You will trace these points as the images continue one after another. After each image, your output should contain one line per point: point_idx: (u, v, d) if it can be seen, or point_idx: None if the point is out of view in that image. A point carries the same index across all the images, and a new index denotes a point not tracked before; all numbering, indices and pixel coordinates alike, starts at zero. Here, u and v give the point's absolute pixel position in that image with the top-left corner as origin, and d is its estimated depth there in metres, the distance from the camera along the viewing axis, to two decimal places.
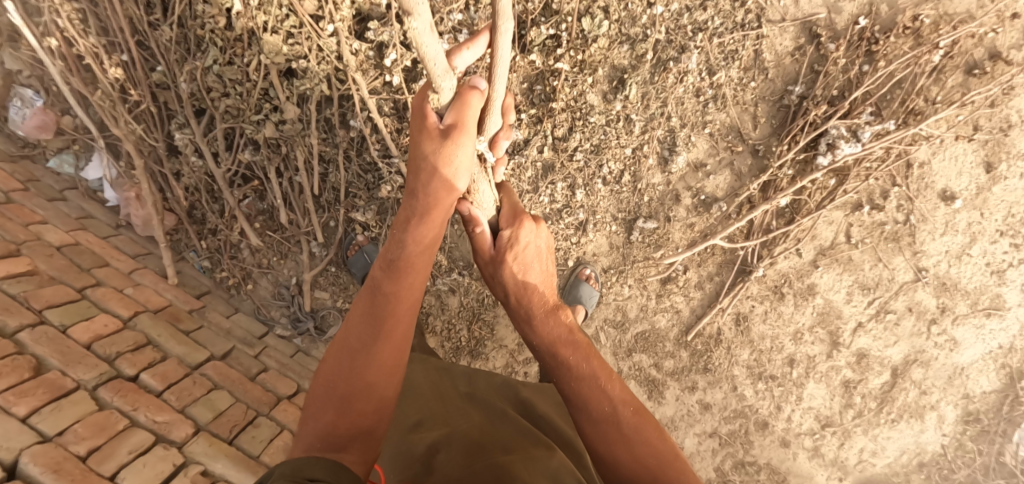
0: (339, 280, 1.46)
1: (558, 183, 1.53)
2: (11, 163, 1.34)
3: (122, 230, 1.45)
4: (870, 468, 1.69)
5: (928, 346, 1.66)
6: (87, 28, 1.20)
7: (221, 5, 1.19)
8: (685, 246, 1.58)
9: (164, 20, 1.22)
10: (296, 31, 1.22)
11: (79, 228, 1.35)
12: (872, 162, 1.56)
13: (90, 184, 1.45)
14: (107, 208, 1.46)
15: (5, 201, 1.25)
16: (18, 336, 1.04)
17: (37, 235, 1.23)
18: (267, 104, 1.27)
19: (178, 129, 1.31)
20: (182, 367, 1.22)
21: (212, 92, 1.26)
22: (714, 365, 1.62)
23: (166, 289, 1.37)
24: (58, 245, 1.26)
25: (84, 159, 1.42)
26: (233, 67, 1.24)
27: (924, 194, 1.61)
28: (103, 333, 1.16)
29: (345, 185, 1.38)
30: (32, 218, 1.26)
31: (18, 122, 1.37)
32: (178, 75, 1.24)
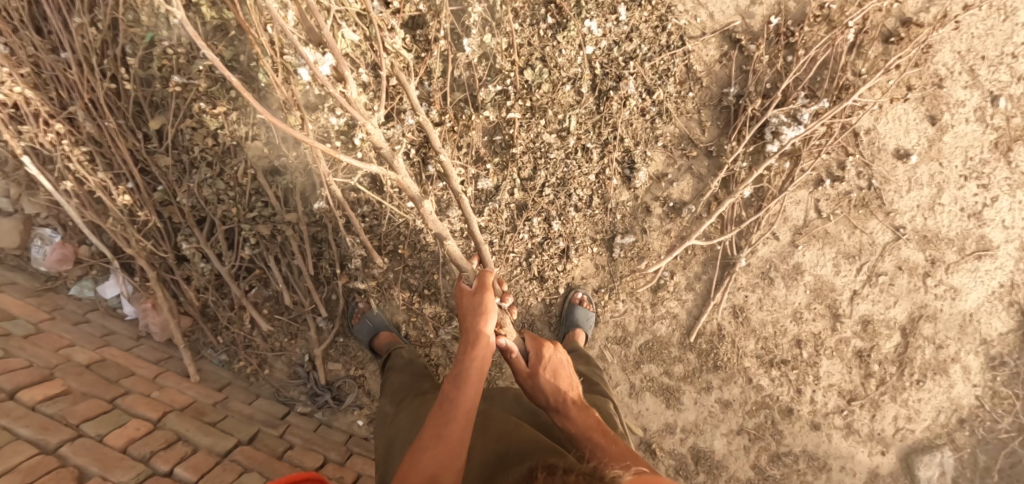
0: (348, 349, 1.54)
1: (534, 219, 1.59)
2: (38, 296, 1.52)
3: (142, 340, 1.56)
4: (910, 435, 1.66)
5: (929, 300, 1.67)
6: (95, 167, 1.38)
7: (204, 125, 1.36)
8: (665, 252, 1.65)
9: (159, 146, 1.39)
10: (272, 136, 1.39)
11: (104, 344, 1.48)
12: (820, 139, 1.66)
13: (109, 302, 1.59)
14: (126, 321, 1.59)
15: (36, 332, 1.40)
16: (60, 450, 1.14)
17: (66, 358, 1.37)
18: (258, 201, 1.42)
19: (184, 239, 1.45)
20: (212, 456, 1.28)
21: (208, 201, 1.41)
22: (723, 362, 1.65)
23: (190, 388, 1.46)
24: (87, 363, 1.39)
25: (101, 280, 1.58)
26: (223, 175, 1.39)
27: (879, 157, 1.69)
28: (136, 435, 1.25)
29: (339, 259, 1.49)
30: (61, 342, 1.41)
31: (40, 259, 1.54)
32: (177, 191, 1.40)
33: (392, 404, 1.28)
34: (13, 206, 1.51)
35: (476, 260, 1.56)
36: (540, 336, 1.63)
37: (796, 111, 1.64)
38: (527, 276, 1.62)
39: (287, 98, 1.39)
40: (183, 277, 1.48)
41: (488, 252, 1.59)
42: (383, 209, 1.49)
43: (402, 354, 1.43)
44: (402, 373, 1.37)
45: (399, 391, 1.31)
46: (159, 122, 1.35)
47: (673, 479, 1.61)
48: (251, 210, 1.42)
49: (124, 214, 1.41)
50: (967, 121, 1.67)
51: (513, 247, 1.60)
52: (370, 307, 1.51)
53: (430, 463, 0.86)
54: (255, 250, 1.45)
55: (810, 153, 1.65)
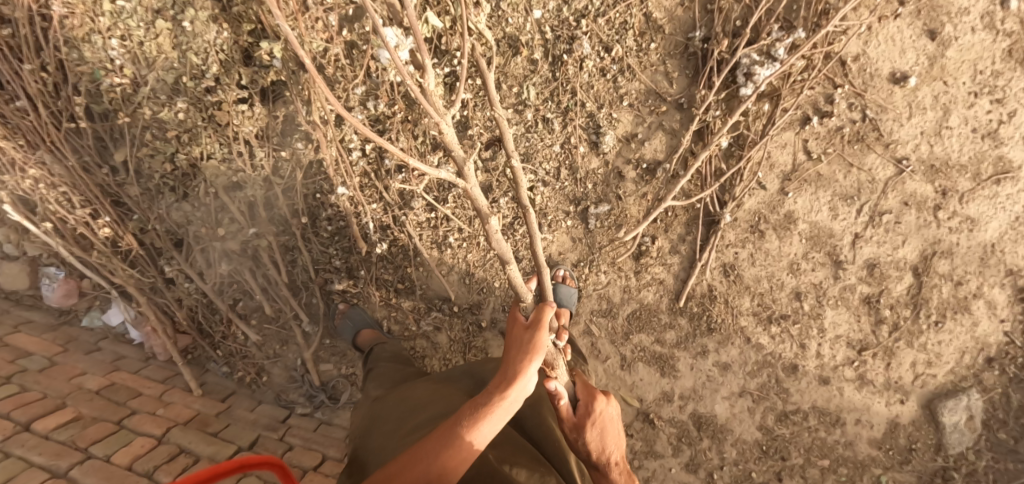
0: (336, 350, 1.57)
1: (501, 199, 1.59)
2: (55, 331, 1.63)
3: (151, 361, 1.64)
4: (931, 381, 1.54)
5: (943, 234, 1.53)
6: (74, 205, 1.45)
7: (164, 152, 1.40)
8: (642, 217, 1.60)
9: (126, 177, 1.43)
10: (229, 153, 1.41)
11: (114, 368, 1.57)
12: (801, 74, 1.54)
13: (117, 329, 1.68)
14: (135, 345, 1.67)
15: (50, 364, 1.50)
16: (70, 472, 1.24)
17: (78, 385, 1.47)
18: (224, 217, 1.45)
19: (167, 262, 1.51)
20: (213, 464, 1.34)
21: (181, 223, 1.46)
22: (717, 323, 1.59)
23: (196, 401, 1.53)
24: (97, 388, 1.48)
25: (105, 307, 1.67)
26: (188, 197, 1.44)
27: (873, 85, 1.54)
28: (141, 453, 1.33)
29: (313, 264, 1.53)
30: (74, 372, 1.51)
31: (50, 296, 1.63)
32: (151, 218, 1.45)
33: (379, 390, 1.29)
34: (19, 251, 1.60)
35: (447, 248, 1.56)
36: None
37: (771, 46, 1.51)
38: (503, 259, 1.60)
39: (234, 113, 1.39)
40: (172, 298, 1.54)
41: (459, 241, 1.56)
42: (348, 208, 1.50)
43: (388, 347, 1.45)
44: (385, 363, 1.39)
45: (381, 381, 1.33)
46: (121, 155, 1.39)
47: (675, 447, 1.58)
48: (220, 227, 1.45)
49: (108, 245, 1.48)
50: (972, 30, 1.48)
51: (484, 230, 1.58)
52: (350, 306, 1.54)
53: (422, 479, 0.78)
54: (230, 266, 1.49)
55: (791, 89, 1.54)
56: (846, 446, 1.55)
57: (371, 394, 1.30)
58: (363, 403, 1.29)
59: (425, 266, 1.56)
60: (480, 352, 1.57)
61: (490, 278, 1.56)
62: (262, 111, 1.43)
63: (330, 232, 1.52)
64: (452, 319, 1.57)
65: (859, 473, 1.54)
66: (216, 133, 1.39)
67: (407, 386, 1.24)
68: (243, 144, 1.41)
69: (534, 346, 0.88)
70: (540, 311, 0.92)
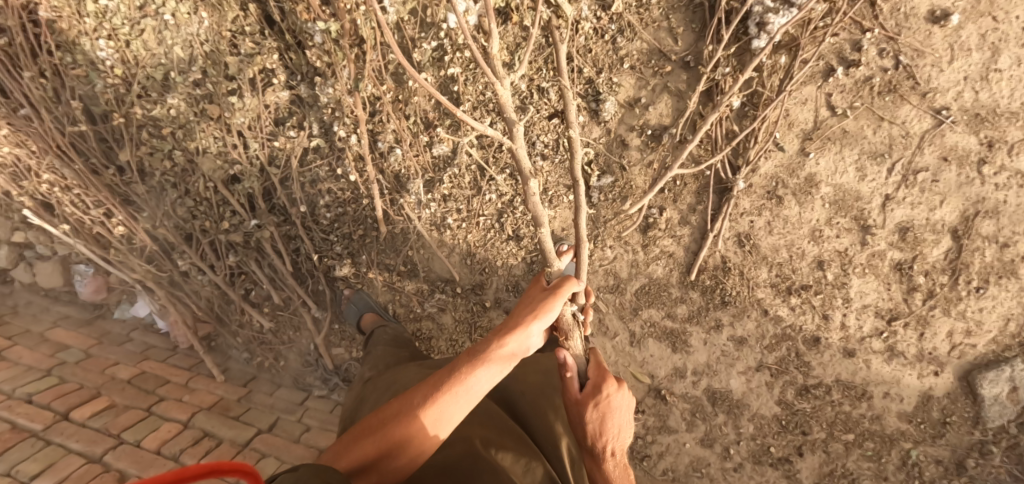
0: (346, 333, 1.60)
1: (497, 176, 1.53)
2: (90, 325, 1.71)
3: (178, 349, 1.70)
4: (970, 351, 1.42)
5: (987, 192, 1.38)
6: (86, 206, 1.49)
7: (162, 149, 1.42)
8: (649, 188, 1.53)
9: (131, 176, 1.46)
10: (224, 147, 1.42)
11: (144, 358, 1.64)
12: (823, 19, 1.39)
13: (146, 320, 1.74)
14: (163, 335, 1.73)
15: (85, 357, 1.58)
16: (105, 456, 1.31)
17: (111, 375, 1.54)
18: (226, 210, 1.48)
19: (179, 256, 1.53)
20: (236, 447, 1.42)
21: (186, 219, 1.49)
22: (732, 296, 1.52)
23: (219, 388, 1.60)
24: (128, 378, 1.55)
25: (132, 302, 1.72)
26: (189, 193, 1.46)
27: (907, 26, 1.37)
28: (168, 437, 1.39)
29: (316, 252, 1.55)
30: (106, 363, 1.58)
31: (84, 291, 1.71)
32: (157, 215, 1.49)
33: (374, 372, 1.32)
34: (49, 251, 1.67)
35: (447, 229, 1.55)
36: None
37: None
38: (505, 237, 1.56)
39: (224, 106, 1.38)
40: (188, 290, 1.59)
41: (458, 219, 1.55)
42: (343, 196, 1.51)
43: (387, 329, 1.49)
44: (383, 345, 1.41)
45: (377, 361, 1.36)
46: (123, 155, 1.42)
47: (689, 423, 1.54)
48: (224, 221, 1.48)
49: (123, 243, 1.53)
50: None
51: (483, 210, 1.55)
52: (354, 291, 1.57)
53: (406, 428, 0.79)
54: (240, 256, 1.53)
55: (811, 37, 1.40)
56: (873, 420, 1.47)
57: (366, 374, 1.33)
58: (357, 384, 1.32)
59: (424, 247, 1.56)
60: (486, 332, 1.56)
61: (488, 254, 1.57)
62: (252, 99, 1.40)
63: (329, 219, 1.53)
64: (456, 301, 1.57)
65: (888, 448, 1.46)
66: (209, 127, 1.40)
67: (397, 369, 1.25)
68: (236, 137, 1.41)
69: (542, 308, 0.87)
70: (561, 281, 0.89)
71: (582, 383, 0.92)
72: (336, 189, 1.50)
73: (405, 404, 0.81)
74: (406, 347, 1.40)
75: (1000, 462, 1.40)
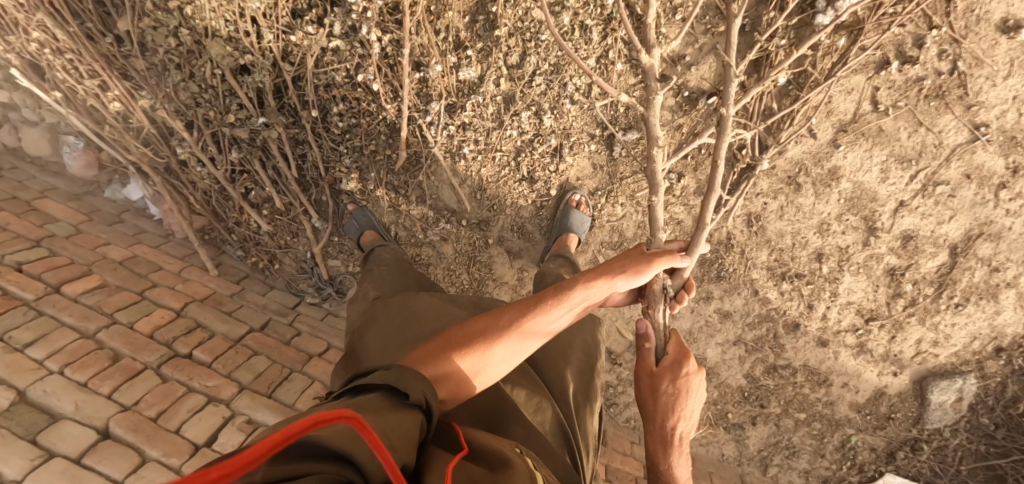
0: (344, 248, 1.61)
1: (522, 114, 1.48)
2: (79, 201, 1.66)
3: (171, 238, 1.70)
4: (931, 359, 1.52)
5: (996, 216, 1.40)
6: (81, 74, 1.38)
7: (168, 26, 1.29)
8: (672, 151, 1.50)
9: (132, 49, 1.35)
10: (236, 33, 1.30)
11: (136, 242, 1.62)
12: (894, 6, 1.31)
13: (138, 204, 1.72)
14: (155, 221, 1.72)
15: (75, 233, 1.55)
16: (98, 334, 1.34)
17: (103, 255, 1.52)
18: (233, 103, 1.39)
19: (179, 143, 1.47)
20: (229, 342, 1.46)
21: (189, 105, 1.40)
22: (728, 272, 1.55)
23: (213, 281, 1.61)
24: (120, 259, 1.54)
25: (124, 183, 1.70)
26: (195, 78, 1.36)
27: (975, 31, 1.31)
28: (162, 324, 1.43)
29: (323, 161, 1.51)
30: (97, 242, 1.55)
31: (71, 166, 1.66)
32: (159, 96, 1.39)
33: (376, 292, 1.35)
34: (38, 117, 1.62)
35: (461, 160, 1.53)
36: (531, 240, 1.59)
37: None
38: (517, 176, 1.55)
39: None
40: (185, 180, 1.55)
41: (473, 151, 1.52)
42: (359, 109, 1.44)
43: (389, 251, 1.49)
44: (385, 267, 1.43)
45: (379, 282, 1.38)
46: (125, 26, 1.30)
47: None
48: (230, 114, 1.40)
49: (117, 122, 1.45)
50: None
51: (501, 145, 1.52)
52: (358, 208, 1.55)
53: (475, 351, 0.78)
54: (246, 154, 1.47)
55: (876, 23, 1.33)
56: (826, 405, 1.58)
57: (368, 292, 1.36)
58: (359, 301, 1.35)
59: (436, 173, 1.55)
60: (484, 267, 1.59)
61: (498, 190, 1.56)
62: None
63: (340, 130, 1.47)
64: (460, 232, 1.58)
65: (833, 432, 1.59)
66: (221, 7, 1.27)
67: (405, 295, 1.28)
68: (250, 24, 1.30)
69: (638, 268, 0.91)
70: (663, 250, 0.93)
71: (660, 359, 0.95)
72: (351, 99, 1.43)
73: (478, 329, 0.81)
74: (408, 272, 1.41)
75: (927, 458, 1.55)
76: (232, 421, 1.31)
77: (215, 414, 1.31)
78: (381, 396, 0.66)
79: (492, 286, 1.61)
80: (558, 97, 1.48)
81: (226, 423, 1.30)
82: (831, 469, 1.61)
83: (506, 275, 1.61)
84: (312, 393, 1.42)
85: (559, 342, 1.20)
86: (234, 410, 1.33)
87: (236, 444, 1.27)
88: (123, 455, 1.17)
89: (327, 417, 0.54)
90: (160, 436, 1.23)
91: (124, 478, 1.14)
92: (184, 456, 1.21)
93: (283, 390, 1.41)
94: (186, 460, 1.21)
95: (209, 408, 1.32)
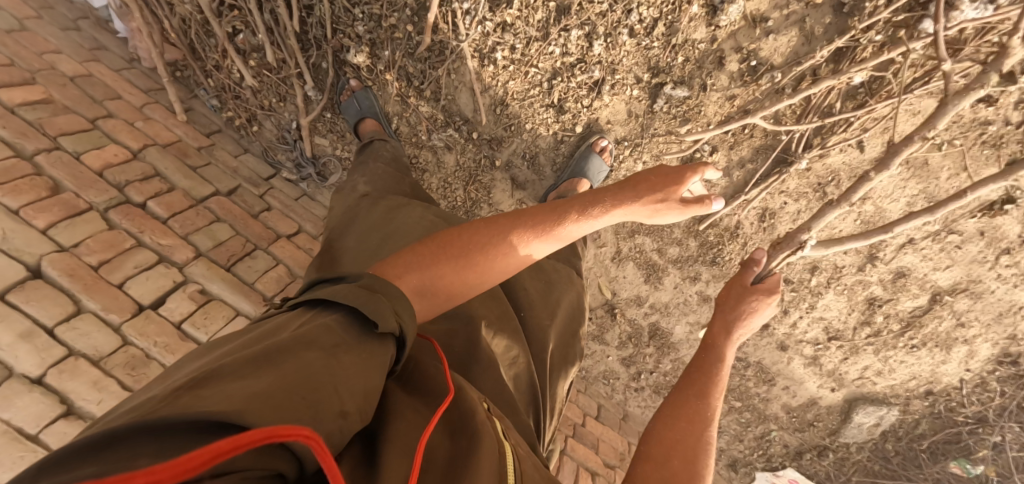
0: (336, 128, 1.51)
1: (573, 33, 1.30)
2: None
3: (134, 64, 1.54)
4: (869, 385, 1.62)
5: (987, 276, 1.42)
6: None
7: None
8: (717, 123, 1.37)
9: None
10: None
11: (92, 59, 1.45)
12: (1000, 35, 1.19)
13: (100, 14, 1.53)
14: (118, 38, 1.54)
15: (19, 29, 1.35)
16: (36, 158, 1.22)
17: (51, 65, 1.35)
18: None
19: None
20: (188, 199, 1.37)
21: None
22: (723, 260, 1.52)
23: (178, 127, 1.49)
24: (72, 75, 1.38)
25: None
26: None
27: None
28: (114, 162, 1.32)
29: (332, 19, 1.33)
30: (47, 47, 1.37)
31: None
32: None
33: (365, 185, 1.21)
34: None
35: (489, 65, 1.35)
36: (540, 174, 1.48)
37: None
38: (543, 101, 1.38)
39: None
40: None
41: (506, 58, 1.34)
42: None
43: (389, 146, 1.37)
44: (381, 165, 1.28)
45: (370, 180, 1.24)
46: None
47: (621, 343, 1.66)
48: None
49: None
50: None
51: (538, 61, 1.33)
52: (359, 89, 1.41)
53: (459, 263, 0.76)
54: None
55: (975, 47, 1.22)
56: (762, 400, 1.68)
57: (357, 188, 1.21)
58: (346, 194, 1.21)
59: (457, 71, 1.36)
60: (483, 189, 1.50)
61: (521, 111, 1.40)
62: None
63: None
64: (467, 145, 1.45)
65: (759, 423, 1.70)
66: None
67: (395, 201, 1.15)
68: None
69: (674, 185, 0.82)
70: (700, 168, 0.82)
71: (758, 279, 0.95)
72: None
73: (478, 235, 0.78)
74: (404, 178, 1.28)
75: (827, 463, 1.71)
76: (183, 288, 1.21)
77: (165, 276, 1.21)
78: (338, 324, 0.60)
79: (484, 209, 1.52)
80: (617, 25, 1.29)
81: (176, 288, 1.21)
82: (743, 453, 1.75)
83: (503, 204, 1.52)
84: (274, 275, 1.35)
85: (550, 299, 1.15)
86: (187, 277, 1.24)
87: (185, 314, 1.18)
88: (55, 302, 1.07)
89: (277, 430, 0.42)
90: (99, 288, 1.12)
91: (54, 327, 1.04)
92: (126, 316, 1.11)
93: (244, 267, 1.32)
94: (128, 320, 1.11)
95: (159, 268, 1.21)
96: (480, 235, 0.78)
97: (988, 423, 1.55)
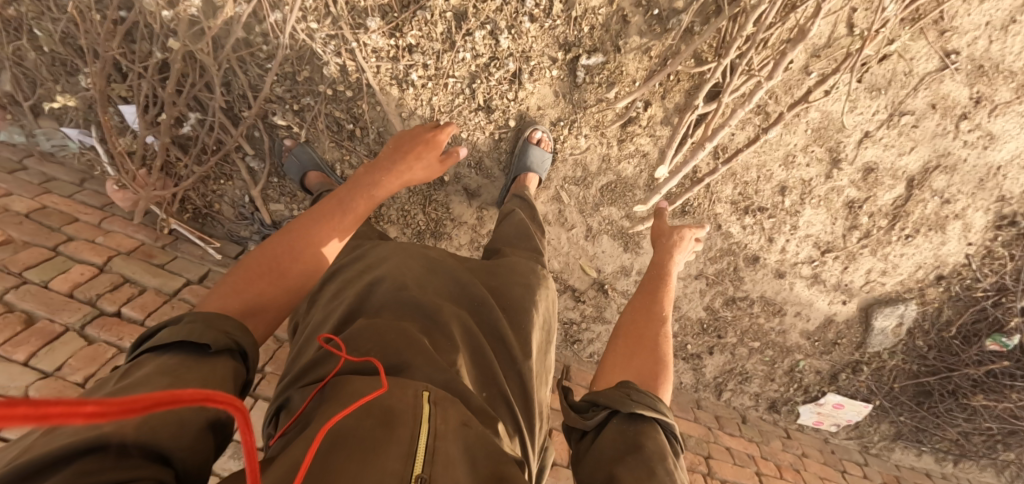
0: (285, 190, 1.53)
1: (477, 34, 1.33)
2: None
3: (87, 186, 1.58)
4: (878, 288, 1.55)
5: (954, 147, 1.39)
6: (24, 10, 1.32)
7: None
8: (642, 78, 1.40)
9: None
10: None
11: (44, 192, 1.50)
12: None
13: (43, 148, 1.57)
14: (65, 166, 1.59)
15: None
16: (6, 296, 1.26)
17: (4, 208, 1.41)
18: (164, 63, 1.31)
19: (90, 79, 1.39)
20: (161, 296, 1.39)
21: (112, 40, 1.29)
22: (693, 207, 1.51)
23: (138, 231, 1.51)
24: (27, 212, 1.43)
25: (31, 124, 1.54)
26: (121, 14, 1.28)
27: None
28: (81, 281, 1.34)
29: (250, 89, 1.37)
30: None
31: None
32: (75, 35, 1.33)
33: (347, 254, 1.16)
34: None
35: (409, 88, 1.38)
36: (490, 176, 1.50)
37: None
38: (472, 106, 1.42)
39: None
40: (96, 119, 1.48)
41: (422, 77, 1.37)
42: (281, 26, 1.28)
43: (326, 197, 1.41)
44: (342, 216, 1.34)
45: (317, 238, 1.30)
46: None
47: None
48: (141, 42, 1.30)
49: (14, 56, 1.42)
50: None
51: (454, 71, 1.37)
52: (297, 145, 1.43)
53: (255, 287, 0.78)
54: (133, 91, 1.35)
55: None
56: (778, 334, 1.62)
57: None
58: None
59: (376, 103, 1.39)
60: (441, 207, 1.51)
61: (453, 122, 1.42)
62: None
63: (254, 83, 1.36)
64: None
65: (783, 358, 1.65)
66: None
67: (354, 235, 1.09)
68: None
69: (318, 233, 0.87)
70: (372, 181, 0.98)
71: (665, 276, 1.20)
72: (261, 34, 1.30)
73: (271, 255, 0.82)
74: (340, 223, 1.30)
75: (865, 378, 1.64)
76: None
77: None
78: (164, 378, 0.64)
79: (447, 225, 1.54)
80: (518, 14, 1.32)
81: None
82: (779, 391, 1.70)
83: (464, 215, 1.53)
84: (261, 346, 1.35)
85: (474, 305, 1.04)
86: None
87: None
88: None
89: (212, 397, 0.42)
90: None
91: None
92: None
93: None
94: None
95: None
96: (274, 252, 0.82)
97: (1009, 290, 1.48)
